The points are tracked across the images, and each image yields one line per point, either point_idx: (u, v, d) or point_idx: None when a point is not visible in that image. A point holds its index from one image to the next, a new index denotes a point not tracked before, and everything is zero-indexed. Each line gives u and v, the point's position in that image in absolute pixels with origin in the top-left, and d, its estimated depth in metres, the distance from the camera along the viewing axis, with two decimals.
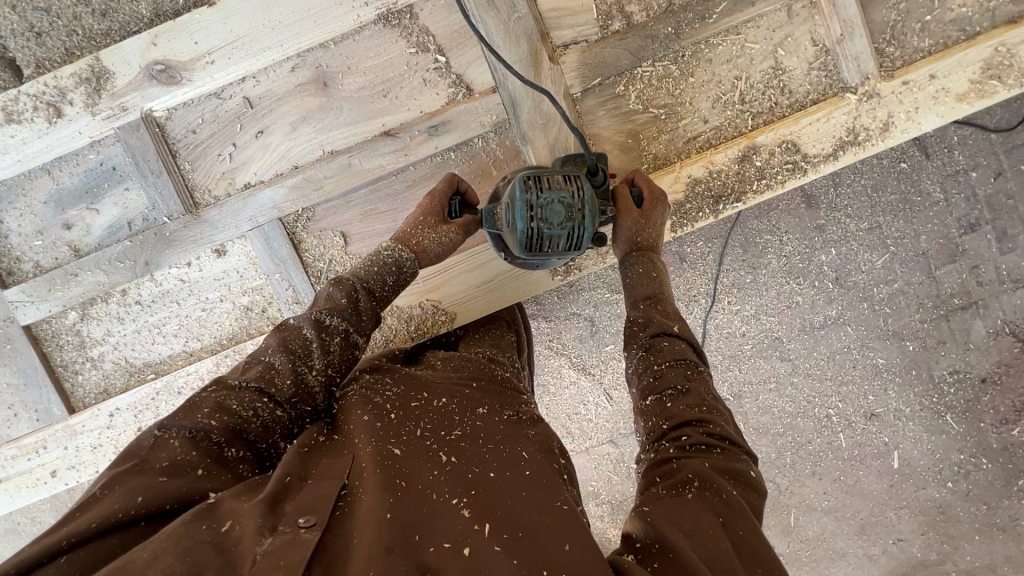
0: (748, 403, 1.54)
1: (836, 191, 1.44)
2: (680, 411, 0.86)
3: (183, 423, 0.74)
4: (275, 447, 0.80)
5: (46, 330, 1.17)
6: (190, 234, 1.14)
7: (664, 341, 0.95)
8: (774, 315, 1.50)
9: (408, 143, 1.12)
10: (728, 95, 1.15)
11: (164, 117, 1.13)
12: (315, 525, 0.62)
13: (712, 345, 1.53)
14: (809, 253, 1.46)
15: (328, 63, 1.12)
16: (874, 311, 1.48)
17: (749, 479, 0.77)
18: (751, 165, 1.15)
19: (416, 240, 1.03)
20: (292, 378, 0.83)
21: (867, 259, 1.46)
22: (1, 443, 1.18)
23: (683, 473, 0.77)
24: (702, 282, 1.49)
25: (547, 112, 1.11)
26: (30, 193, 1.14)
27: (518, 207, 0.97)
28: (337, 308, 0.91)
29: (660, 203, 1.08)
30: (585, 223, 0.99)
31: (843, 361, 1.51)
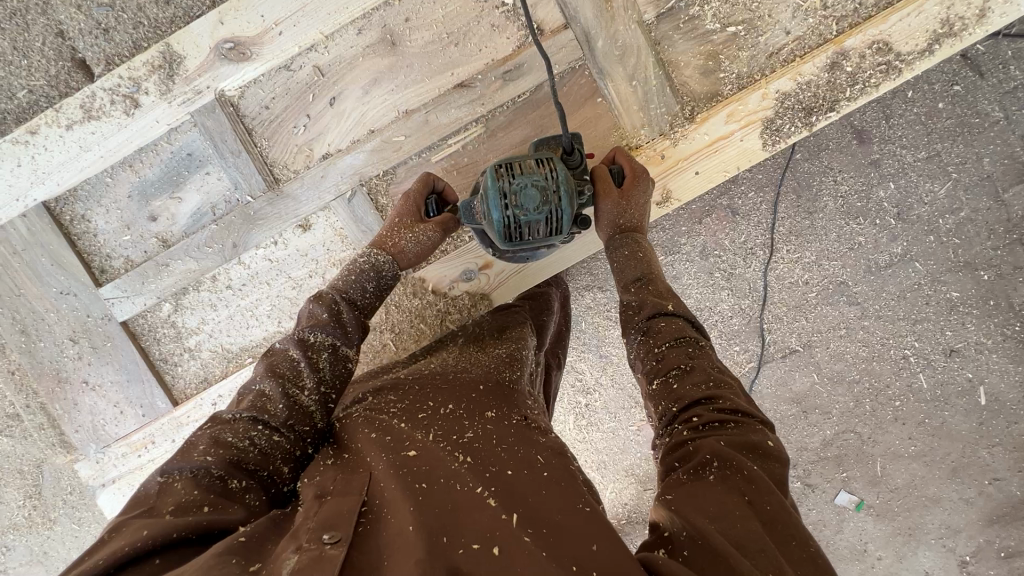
0: (819, 352, 1.50)
1: (888, 123, 1.36)
2: (687, 391, 0.86)
3: (182, 465, 0.72)
4: (277, 473, 0.78)
5: (143, 324, 1.17)
6: (275, 211, 1.13)
7: (660, 322, 0.97)
8: (837, 259, 1.44)
9: (484, 92, 1.11)
10: (808, 2, 1.09)
11: (236, 96, 1.12)
12: (340, 541, 0.61)
13: (775, 298, 1.47)
14: (866, 190, 1.40)
15: (393, 21, 1.10)
16: (942, 243, 1.40)
17: (767, 450, 0.75)
18: (842, 72, 1.10)
19: (395, 242, 1.06)
20: (284, 401, 0.84)
21: (929, 190, 1.38)
22: (110, 442, 1.19)
23: (700, 454, 0.75)
24: (757, 234, 1.45)
25: (623, 43, 1.09)
26: (115, 189, 1.14)
27: (492, 196, 0.95)
28: (322, 324, 0.94)
29: (641, 180, 1.07)
30: (561, 205, 0.96)
31: (915, 299, 1.44)
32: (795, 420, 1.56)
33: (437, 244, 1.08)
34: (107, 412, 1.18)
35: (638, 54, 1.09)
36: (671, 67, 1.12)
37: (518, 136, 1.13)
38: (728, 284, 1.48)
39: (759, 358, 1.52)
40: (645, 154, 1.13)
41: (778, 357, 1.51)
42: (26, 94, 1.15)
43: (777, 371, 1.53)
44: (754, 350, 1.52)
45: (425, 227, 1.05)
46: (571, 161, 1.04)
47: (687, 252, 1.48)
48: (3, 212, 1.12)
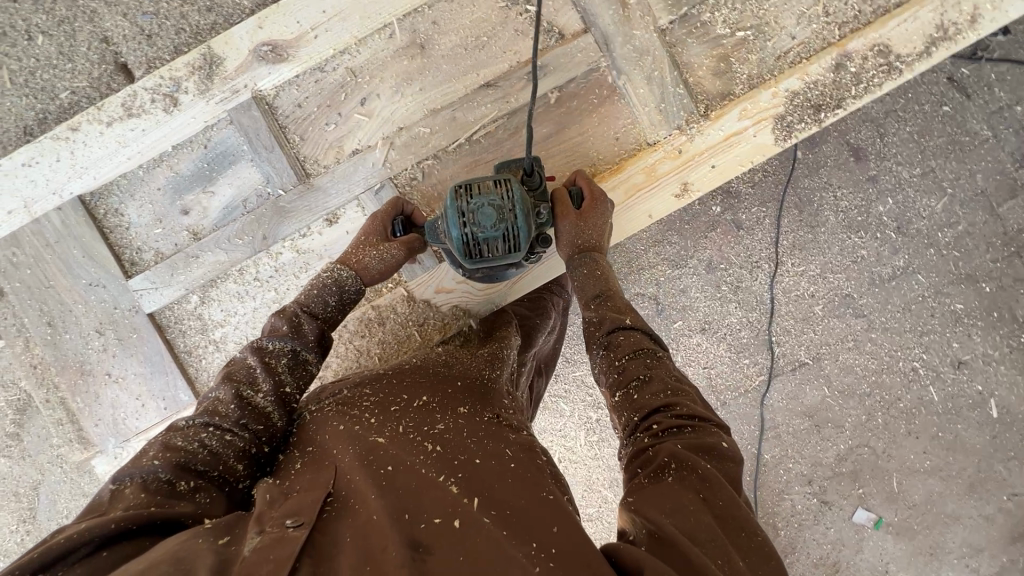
0: (829, 364, 1.52)
1: (882, 141, 1.44)
2: (647, 400, 0.90)
3: (131, 470, 0.71)
4: (229, 471, 0.77)
5: (169, 316, 1.18)
6: (305, 203, 1.16)
7: (619, 336, 1.00)
8: (841, 272, 1.48)
9: (509, 91, 1.16)
10: (812, 9, 1.17)
11: (272, 95, 1.17)
12: (302, 524, 0.64)
13: (783, 310, 1.51)
14: (865, 205, 1.46)
15: (423, 27, 1.17)
16: (942, 256, 1.46)
17: (722, 450, 0.80)
18: (847, 72, 1.16)
19: (358, 257, 1.07)
20: (237, 403, 0.83)
21: (926, 205, 1.45)
22: (129, 435, 1.17)
23: (659, 458, 0.79)
24: (762, 248, 1.49)
25: (641, 46, 1.15)
26: (149, 184, 1.18)
27: (450, 215, 0.95)
28: (281, 333, 0.93)
29: (600, 203, 1.10)
30: (518, 222, 0.94)
31: (919, 311, 1.48)
32: (809, 435, 1.55)
33: (400, 263, 1.08)
34: (128, 405, 1.17)
35: (655, 55, 1.16)
36: (686, 70, 1.18)
37: (540, 133, 1.18)
38: (736, 296, 1.51)
39: (770, 371, 1.53)
40: (664, 149, 1.16)
41: (788, 370, 1.53)
42: (67, 95, 1.20)
43: (788, 385, 1.53)
44: (764, 363, 1.53)
45: (389, 246, 1.06)
46: (533, 180, 1.02)
47: (694, 268, 1.52)
48: (39, 206, 1.15)
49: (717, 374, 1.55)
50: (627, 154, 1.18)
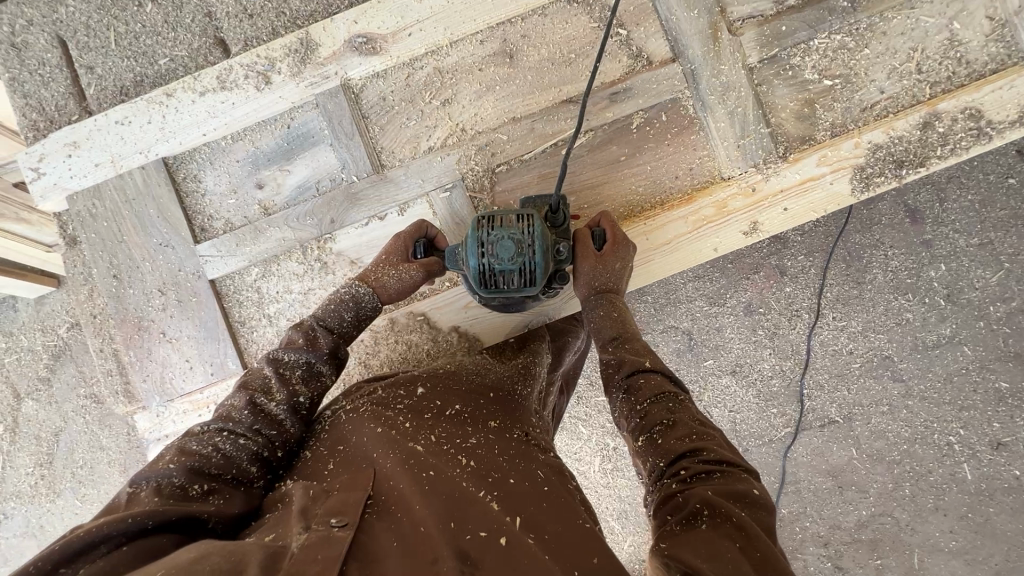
0: (860, 425, 1.47)
1: (941, 206, 1.40)
2: (671, 445, 0.86)
3: (147, 474, 0.70)
4: (243, 474, 0.76)
5: (229, 285, 1.20)
6: (377, 193, 1.18)
7: (639, 379, 0.97)
8: (883, 332, 1.45)
9: (590, 109, 1.17)
10: (904, 65, 1.16)
11: (360, 85, 1.20)
12: (348, 524, 0.64)
13: (818, 364, 1.48)
14: (916, 268, 1.42)
15: (514, 37, 1.19)
16: (992, 331, 1.41)
17: (754, 498, 0.77)
18: (934, 132, 1.14)
19: (378, 277, 1.05)
20: (250, 409, 0.83)
21: (980, 276, 1.40)
22: (173, 396, 1.18)
23: (692, 504, 0.75)
24: (805, 297, 1.47)
25: (727, 81, 1.16)
26: (229, 155, 1.21)
27: (470, 244, 0.96)
28: (298, 346, 0.92)
29: (620, 249, 1.09)
30: (535, 258, 0.94)
31: (962, 384, 1.43)
32: (829, 496, 1.50)
33: (419, 284, 1.07)
34: (175, 366, 1.18)
35: (740, 92, 1.16)
36: (770, 109, 1.17)
37: (614, 154, 1.18)
38: (771, 342, 1.48)
39: (797, 424, 1.50)
40: (737, 186, 1.16)
41: (817, 425, 1.49)
42: (166, 62, 1.24)
43: (814, 440, 1.50)
44: (792, 415, 1.49)
45: (408, 267, 1.04)
46: (557, 218, 1.03)
47: (732, 309, 1.50)
48: (125, 162, 1.19)
49: (742, 419, 1.52)
50: (699, 185, 1.18)
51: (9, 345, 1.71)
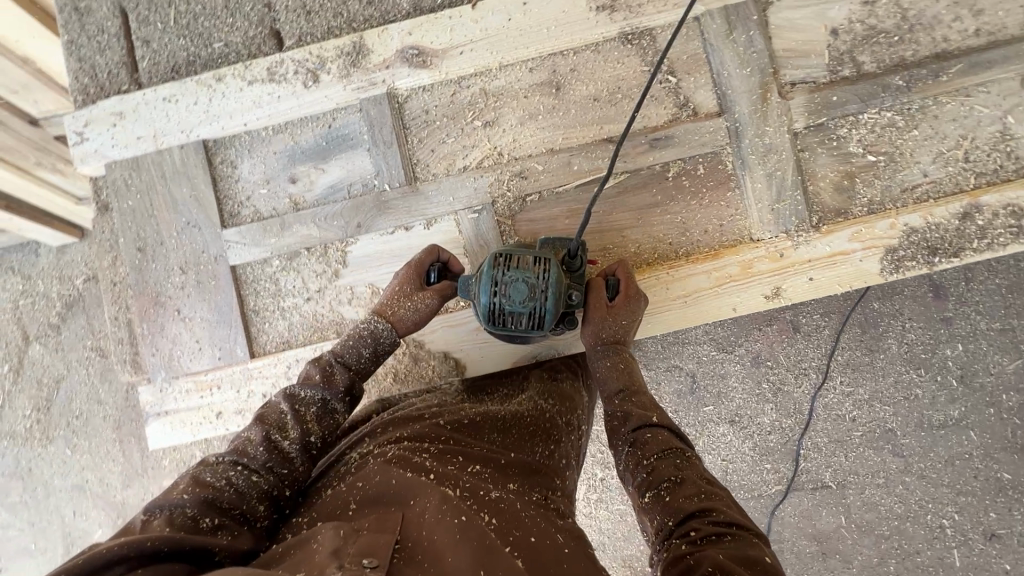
0: (853, 495, 1.48)
1: (968, 285, 1.42)
2: (681, 504, 0.86)
3: (162, 503, 0.74)
4: (252, 511, 0.79)
5: (248, 273, 1.21)
6: (406, 204, 1.19)
7: (645, 433, 0.97)
8: (890, 405, 1.46)
9: (629, 152, 1.17)
10: (951, 152, 1.15)
11: (405, 96, 1.21)
12: (378, 566, 0.63)
13: (818, 426, 1.48)
14: (932, 345, 1.44)
15: (564, 70, 1.19)
16: (1002, 420, 1.43)
17: (767, 565, 0.73)
18: (972, 223, 1.12)
19: (394, 310, 1.07)
20: (265, 445, 0.87)
21: (997, 361, 1.43)
22: (178, 373, 1.20)
23: (702, 564, 0.73)
24: (816, 358, 1.47)
25: (770, 143, 1.15)
26: (267, 146, 1.22)
27: (483, 281, 0.96)
28: (315, 382, 0.96)
29: (630, 302, 1.08)
30: (546, 304, 0.94)
31: (964, 469, 1.44)
32: (812, 560, 1.50)
33: (435, 310, 1.08)
34: (185, 345, 1.20)
35: (782, 156, 1.15)
36: (809, 177, 1.16)
37: (646, 199, 1.18)
38: (774, 398, 1.49)
39: (789, 483, 1.50)
40: (765, 249, 1.15)
41: (808, 487, 1.49)
42: (220, 46, 1.26)
43: (804, 502, 1.50)
44: (785, 474, 1.50)
45: (423, 296, 1.06)
46: (573, 262, 1.02)
47: (739, 358, 1.49)
48: (166, 139, 1.21)
49: (734, 470, 1.51)
50: (726, 241, 1.17)
51: (26, 288, 1.73)
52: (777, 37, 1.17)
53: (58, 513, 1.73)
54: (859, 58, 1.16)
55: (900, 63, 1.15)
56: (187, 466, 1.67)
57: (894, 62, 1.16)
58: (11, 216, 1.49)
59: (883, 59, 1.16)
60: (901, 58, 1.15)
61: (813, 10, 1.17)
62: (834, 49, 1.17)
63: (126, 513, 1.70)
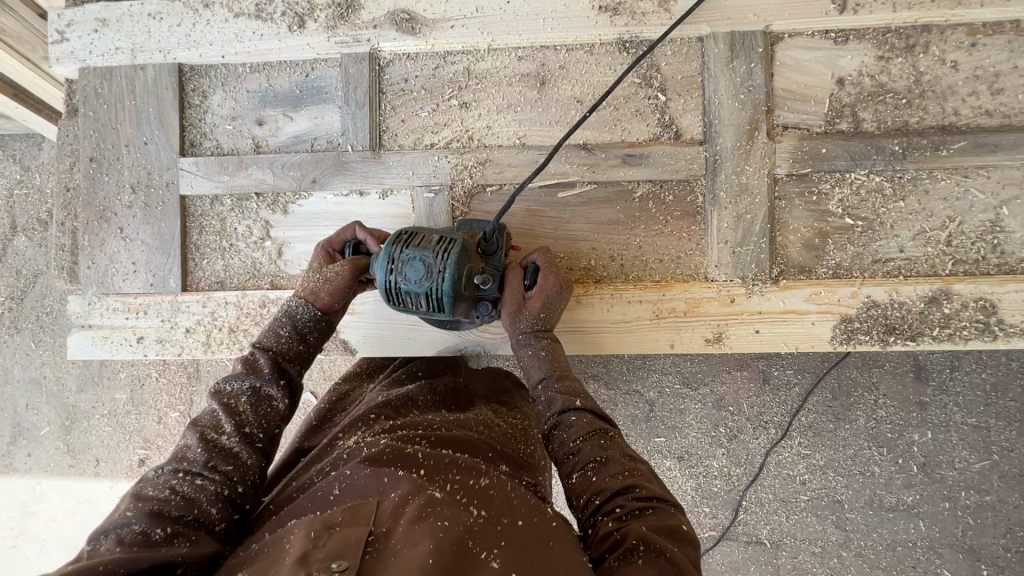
0: (785, 557, 1.45)
1: (951, 374, 1.38)
2: (606, 483, 0.80)
3: (105, 527, 0.70)
4: (205, 515, 0.75)
5: (196, 206, 1.20)
6: (364, 169, 1.16)
7: (571, 416, 0.90)
8: (843, 476, 1.42)
9: (600, 162, 1.12)
10: (935, 231, 1.08)
11: (386, 60, 1.17)
12: (346, 569, 0.60)
13: (766, 482, 1.45)
14: (901, 427, 1.40)
15: (553, 66, 1.15)
16: (955, 515, 1.40)
17: (684, 533, 0.72)
18: (940, 310, 1.06)
19: (308, 286, 1.02)
20: (204, 446, 0.82)
21: (964, 457, 1.38)
22: (109, 292, 1.20)
23: (627, 539, 0.69)
24: (779, 416, 1.43)
25: (747, 183, 1.10)
26: (240, 83, 1.20)
27: (381, 258, 0.96)
28: (240, 374, 0.90)
29: (545, 296, 1.02)
30: (442, 283, 0.93)
31: (904, 555, 1.42)
32: None
33: (348, 278, 1.01)
34: (121, 265, 1.19)
35: (755, 199, 1.10)
36: (780, 227, 1.11)
37: (608, 215, 1.14)
38: (728, 444, 1.45)
39: (723, 531, 1.48)
40: (716, 291, 1.10)
41: (741, 539, 1.47)
42: None
43: (734, 553, 1.48)
44: (721, 520, 1.47)
45: (332, 264, 1.01)
46: (489, 246, 1.02)
47: (700, 398, 1.45)
48: (142, 56, 1.19)
49: None
50: (679, 276, 1.12)
51: (22, 179, 1.70)
52: (780, 76, 1.11)
53: (12, 402, 1.73)
54: (860, 114, 1.10)
55: (901, 127, 1.09)
56: (144, 383, 1.67)
57: (897, 126, 1.09)
58: (15, 105, 1.35)
59: (885, 119, 1.09)
60: (905, 123, 1.09)
61: (823, 54, 1.11)
62: (837, 100, 1.10)
63: (77, 416, 1.70)
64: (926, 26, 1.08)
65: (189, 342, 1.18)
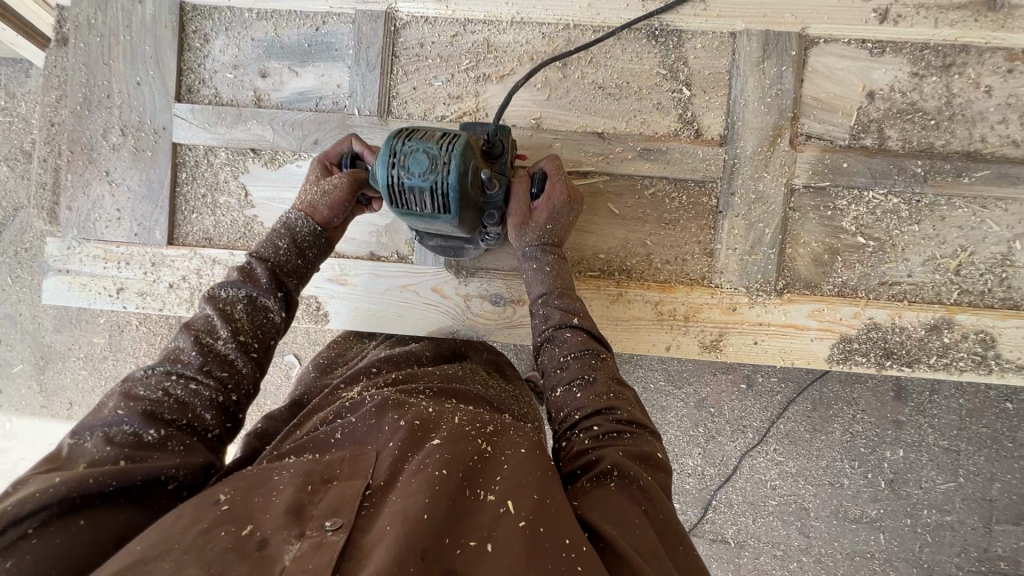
0: (747, 557, 1.47)
1: (931, 395, 1.39)
2: (588, 401, 0.81)
3: (92, 424, 0.68)
4: (198, 421, 0.73)
5: (189, 156, 1.14)
6: (370, 135, 1.10)
7: (567, 333, 0.90)
8: (813, 484, 1.44)
9: (615, 154, 1.08)
10: (945, 259, 1.06)
11: (403, 22, 1.11)
12: (342, 526, 0.58)
13: (738, 484, 1.46)
14: (875, 442, 1.41)
15: (577, 47, 1.09)
16: (915, 531, 1.42)
17: (658, 460, 0.74)
18: (938, 339, 1.05)
19: (307, 199, 0.97)
20: (198, 350, 0.78)
21: (931, 477, 1.40)
22: (90, 238, 1.14)
23: (601, 463, 0.71)
24: (759, 421, 1.44)
25: (762, 191, 1.07)
26: (246, 29, 1.12)
27: (381, 153, 0.86)
28: (236, 281, 0.86)
29: (552, 206, 0.98)
30: (449, 175, 0.83)
31: (860, 564, 1.45)
32: None
33: (347, 191, 0.96)
34: (105, 212, 1.14)
35: (769, 208, 1.07)
36: (791, 239, 1.09)
37: (616, 209, 1.10)
38: (705, 444, 1.45)
39: (691, 528, 1.49)
40: (718, 299, 1.08)
41: (707, 537, 1.49)
42: None
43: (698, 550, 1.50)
44: (690, 517, 1.49)
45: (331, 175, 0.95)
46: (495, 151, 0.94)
47: (684, 397, 1.45)
48: None
49: None
50: (684, 279, 1.10)
51: (7, 106, 1.60)
52: (809, 83, 1.07)
53: None
54: (886, 131, 1.07)
55: (926, 149, 1.06)
56: (123, 330, 1.63)
57: (922, 147, 1.06)
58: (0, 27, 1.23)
59: (911, 140, 1.06)
60: (930, 144, 1.06)
61: (856, 64, 1.07)
62: (865, 114, 1.07)
63: (51, 356, 1.65)
64: (964, 47, 1.05)
65: (172, 298, 1.13)
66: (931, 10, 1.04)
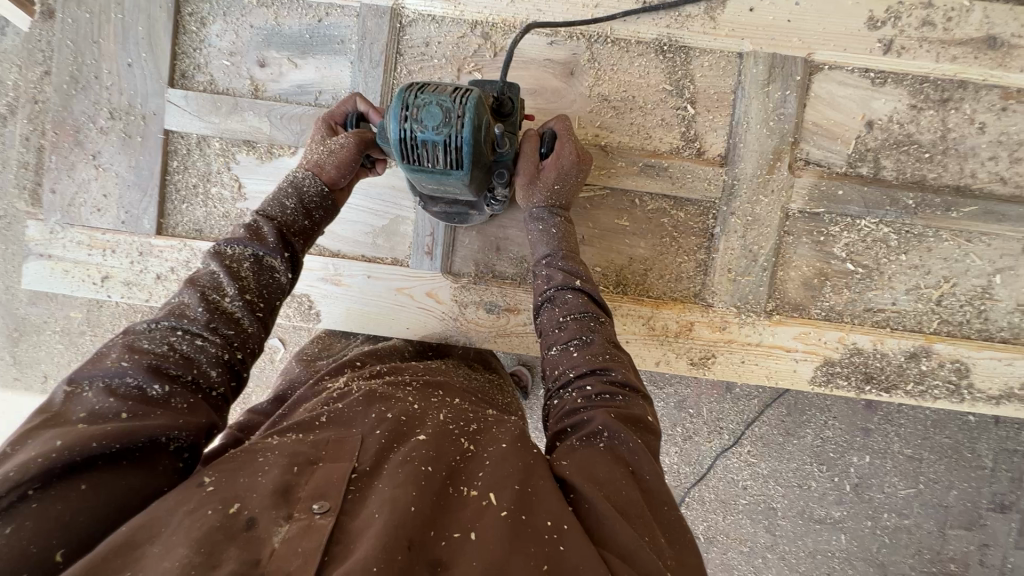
0: (714, 552, 1.53)
1: (898, 406, 1.45)
2: (584, 359, 0.81)
3: (92, 373, 0.66)
4: (203, 377, 0.71)
5: (181, 143, 1.10)
6: None
7: (568, 294, 0.89)
8: (782, 486, 1.49)
9: (618, 168, 1.08)
10: (928, 289, 1.10)
11: (409, 19, 1.08)
12: (330, 509, 0.58)
13: (711, 483, 1.51)
14: (844, 448, 1.47)
15: (584, 55, 1.08)
16: (875, 533, 1.49)
17: (648, 424, 0.74)
18: (916, 366, 1.09)
19: (314, 159, 0.95)
20: (205, 306, 0.77)
21: (893, 483, 1.47)
22: (74, 224, 1.11)
23: (592, 424, 0.72)
24: (735, 425, 1.48)
25: (759, 214, 1.08)
26: (245, 15, 1.09)
27: (393, 106, 0.83)
28: (242, 238, 0.85)
29: (561, 164, 0.97)
30: (462, 131, 0.81)
31: (821, 562, 1.51)
32: None
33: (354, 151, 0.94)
34: (91, 196, 1.10)
35: (765, 230, 1.08)
36: (784, 262, 1.11)
37: (614, 221, 1.11)
38: (681, 443, 1.50)
39: None
40: (710, 318, 1.10)
41: None
42: None
43: None
44: None
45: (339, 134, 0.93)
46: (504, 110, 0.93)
47: (665, 400, 1.48)
48: None
49: None
50: (677, 295, 1.12)
51: None
52: (812, 108, 1.08)
53: None
54: (882, 160, 1.09)
55: (918, 180, 1.08)
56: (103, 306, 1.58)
57: (915, 179, 1.08)
58: None
59: (905, 171, 1.08)
60: (922, 176, 1.08)
61: (858, 93, 1.08)
62: (862, 142, 1.08)
63: (26, 330, 1.60)
64: (962, 82, 1.07)
65: (160, 289, 1.11)
66: (934, 44, 1.05)
